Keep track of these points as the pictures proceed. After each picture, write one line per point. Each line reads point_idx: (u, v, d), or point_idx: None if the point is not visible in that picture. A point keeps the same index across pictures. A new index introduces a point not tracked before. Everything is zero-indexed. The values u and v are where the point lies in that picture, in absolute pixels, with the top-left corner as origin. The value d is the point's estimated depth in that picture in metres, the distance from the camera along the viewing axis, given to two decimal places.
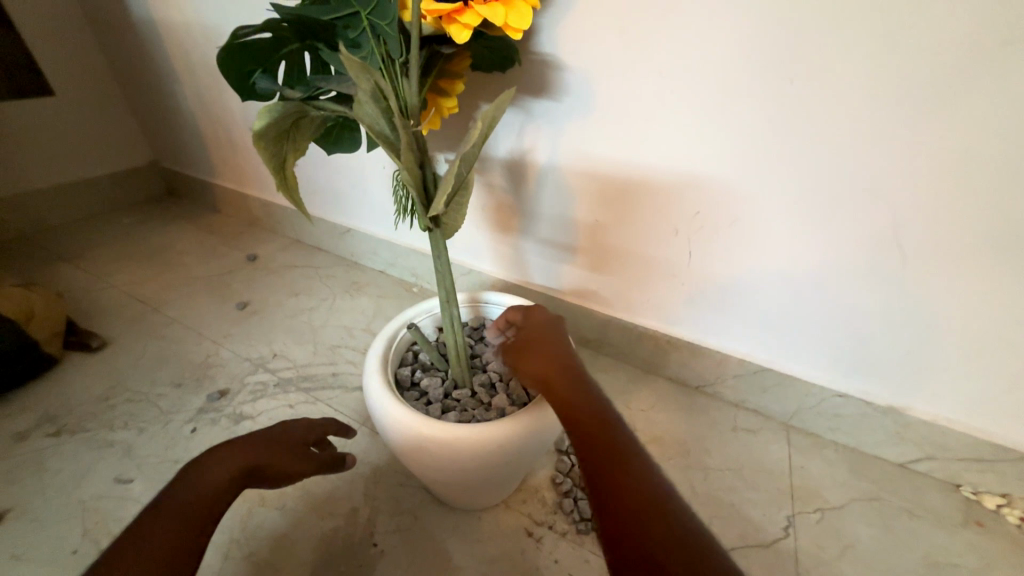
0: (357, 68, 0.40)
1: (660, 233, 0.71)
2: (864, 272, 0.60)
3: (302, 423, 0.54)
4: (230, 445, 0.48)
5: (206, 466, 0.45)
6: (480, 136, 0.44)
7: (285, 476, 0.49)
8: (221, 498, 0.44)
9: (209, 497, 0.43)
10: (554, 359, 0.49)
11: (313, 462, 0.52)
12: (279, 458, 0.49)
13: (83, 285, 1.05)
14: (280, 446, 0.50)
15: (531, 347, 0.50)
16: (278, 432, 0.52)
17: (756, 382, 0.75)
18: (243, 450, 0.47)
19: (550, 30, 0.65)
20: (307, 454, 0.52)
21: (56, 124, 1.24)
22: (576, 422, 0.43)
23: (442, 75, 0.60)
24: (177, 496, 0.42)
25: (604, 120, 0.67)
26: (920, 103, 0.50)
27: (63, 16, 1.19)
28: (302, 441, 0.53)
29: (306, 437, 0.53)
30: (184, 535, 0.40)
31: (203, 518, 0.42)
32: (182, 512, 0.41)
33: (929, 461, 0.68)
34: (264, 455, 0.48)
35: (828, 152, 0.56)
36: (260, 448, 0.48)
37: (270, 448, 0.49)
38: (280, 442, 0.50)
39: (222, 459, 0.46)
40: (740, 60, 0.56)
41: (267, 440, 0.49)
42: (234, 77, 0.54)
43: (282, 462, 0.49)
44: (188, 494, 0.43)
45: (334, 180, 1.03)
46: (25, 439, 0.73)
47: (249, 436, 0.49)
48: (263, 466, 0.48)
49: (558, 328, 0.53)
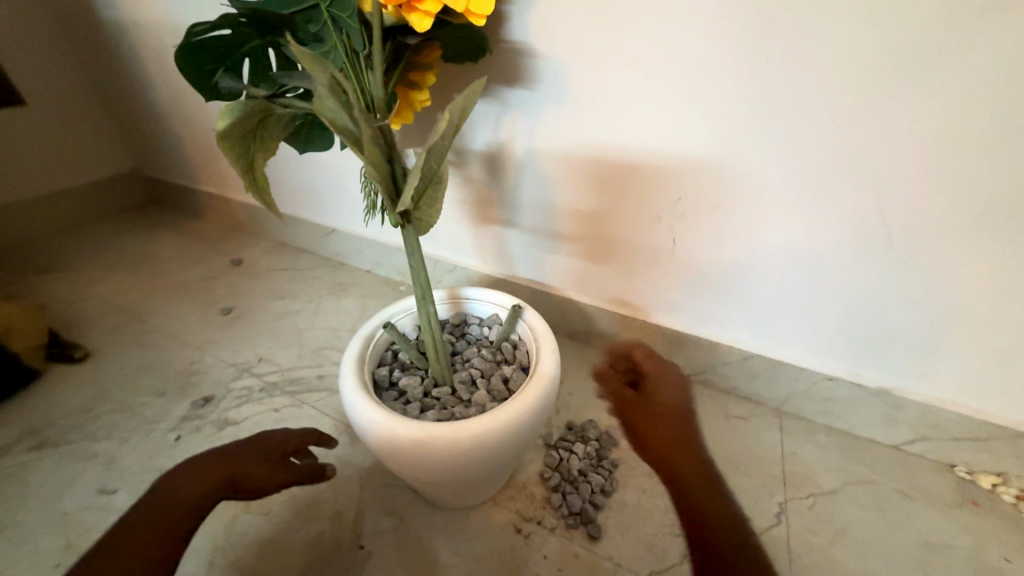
0: (311, 60, 0.39)
1: (643, 220, 0.70)
2: (850, 252, 0.59)
3: (281, 431, 0.51)
4: (203, 459, 0.47)
5: (175, 486, 0.44)
6: (449, 128, 0.43)
7: (258, 488, 0.47)
8: (188, 518, 0.43)
9: (173, 519, 0.42)
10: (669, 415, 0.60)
11: (292, 470, 0.48)
12: (250, 470, 0.47)
13: (65, 296, 1.04)
14: (253, 458, 0.48)
15: (642, 398, 0.61)
16: (252, 443, 0.49)
17: (745, 368, 0.74)
18: (216, 463, 0.46)
19: (521, 17, 0.63)
20: (282, 464, 0.48)
21: (32, 134, 1.23)
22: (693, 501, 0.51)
23: (411, 67, 0.59)
24: (145, 518, 0.42)
25: (580, 106, 0.66)
26: (898, 75, 0.49)
27: (33, 22, 1.17)
28: (279, 450, 0.50)
29: (283, 445, 0.50)
30: (150, 557, 0.40)
31: (167, 540, 0.41)
32: (146, 535, 0.41)
33: (923, 441, 0.67)
34: (234, 469, 0.46)
35: (806, 131, 0.55)
36: (230, 463, 0.47)
37: (240, 462, 0.47)
38: (251, 454, 0.48)
39: (189, 478, 0.45)
40: (712, 38, 0.54)
41: (238, 454, 0.48)
42: (195, 78, 0.53)
43: (251, 475, 0.46)
44: (154, 516, 0.42)
45: (315, 180, 1.02)
46: (7, 454, 0.72)
47: (223, 446, 0.49)
48: (232, 481, 0.46)
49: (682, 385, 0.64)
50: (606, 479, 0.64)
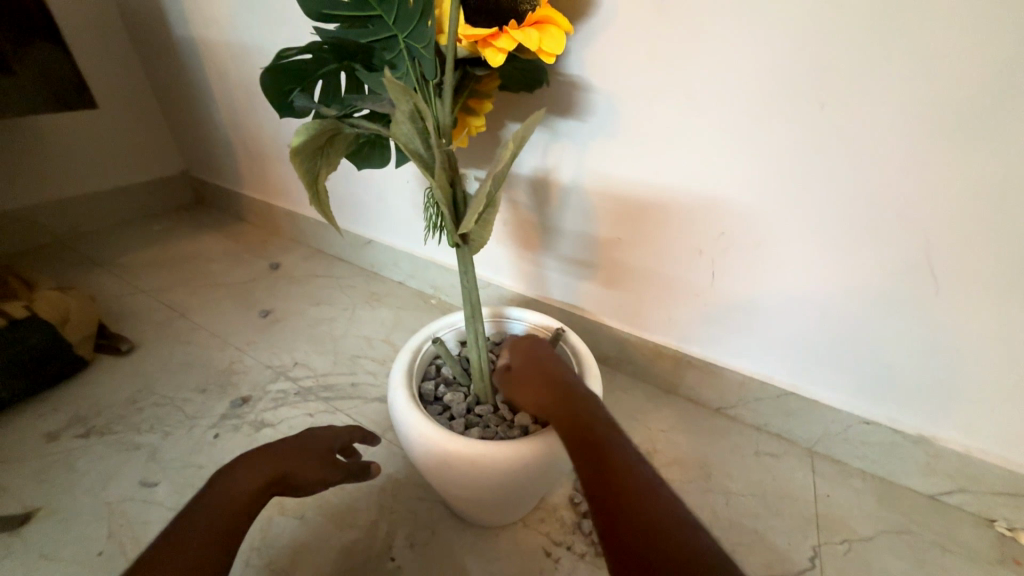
0: (399, 91, 0.42)
1: (683, 253, 0.71)
2: (895, 299, 0.59)
3: (329, 429, 0.55)
4: (257, 455, 0.48)
5: (233, 478, 0.45)
6: (512, 157, 0.45)
7: (313, 485, 0.50)
8: (248, 507, 0.44)
9: (236, 508, 0.43)
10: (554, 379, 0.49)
11: (343, 470, 0.53)
12: (306, 466, 0.50)
13: (113, 289, 1.09)
14: (308, 453, 0.51)
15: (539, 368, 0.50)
16: (304, 440, 0.52)
17: (779, 405, 0.74)
18: (271, 459, 0.48)
19: (579, 52, 0.66)
20: (334, 463, 0.53)
21: (95, 135, 1.30)
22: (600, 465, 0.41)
23: (471, 94, 0.62)
24: (206, 507, 0.43)
25: (628, 139, 0.68)
26: (952, 130, 0.50)
27: (107, 31, 1.25)
28: (330, 447, 0.54)
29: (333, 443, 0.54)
30: (214, 542, 0.41)
31: (231, 526, 0.42)
32: (211, 522, 0.42)
33: (962, 494, 0.66)
34: (291, 466, 0.49)
35: (856, 176, 0.56)
36: (287, 458, 0.49)
37: (295, 458, 0.50)
38: (305, 451, 0.51)
39: (248, 471, 0.46)
40: (767, 83, 0.56)
41: (293, 450, 0.50)
42: (274, 96, 0.57)
43: (308, 472, 0.50)
44: (214, 506, 0.43)
45: (358, 193, 1.06)
46: (55, 439, 0.75)
47: (275, 445, 0.50)
48: (291, 476, 0.48)
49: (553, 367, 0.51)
50: None
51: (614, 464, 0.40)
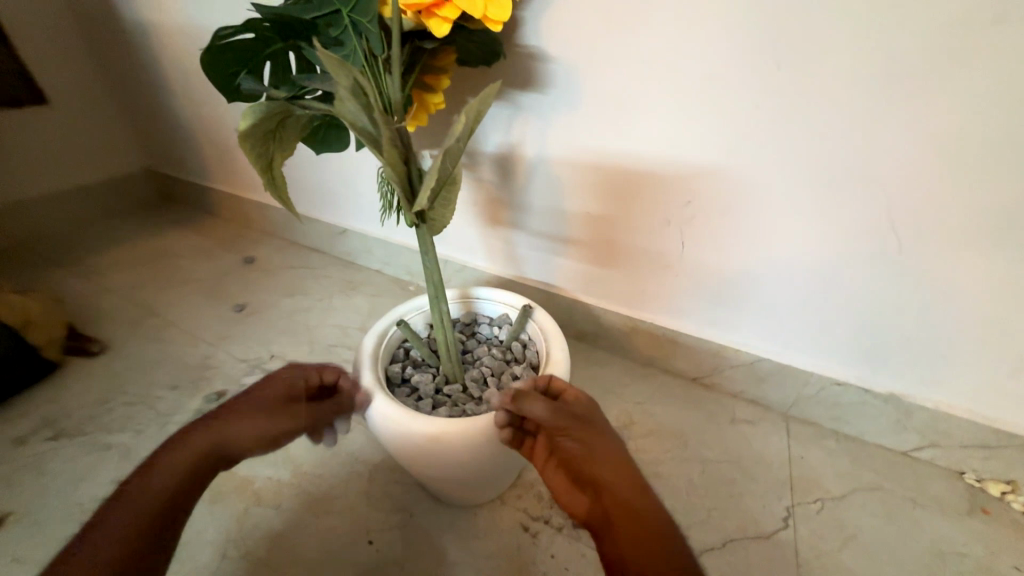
0: (335, 65, 0.41)
1: (652, 225, 0.71)
2: (859, 259, 0.59)
3: (283, 378, 0.58)
4: (202, 425, 0.54)
5: (180, 450, 0.52)
6: (465, 131, 0.43)
7: (278, 435, 0.57)
8: (202, 470, 0.52)
9: (176, 479, 0.50)
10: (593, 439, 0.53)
11: (308, 414, 0.58)
12: (260, 424, 0.55)
13: (81, 291, 1.07)
14: (259, 412, 0.55)
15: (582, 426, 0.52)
16: (256, 399, 0.56)
17: (753, 372, 0.74)
18: (213, 431, 0.53)
19: (535, 23, 0.64)
20: (294, 412, 0.57)
21: (52, 133, 1.26)
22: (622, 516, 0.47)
23: (426, 70, 0.60)
24: (152, 475, 0.50)
25: (590, 110, 0.67)
26: (908, 82, 0.49)
27: (56, 22, 1.20)
28: (285, 397, 0.57)
29: (286, 395, 0.57)
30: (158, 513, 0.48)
31: (170, 499, 0.49)
32: (158, 491, 0.49)
33: (932, 449, 0.67)
34: (242, 430, 0.54)
35: (817, 137, 0.55)
36: (235, 424, 0.54)
37: (247, 422, 0.55)
38: (257, 411, 0.55)
39: (194, 442, 0.52)
40: (722, 46, 0.55)
41: (245, 412, 0.55)
42: (219, 79, 0.55)
43: (261, 431, 0.55)
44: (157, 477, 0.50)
45: (327, 181, 1.04)
46: (25, 444, 0.74)
47: (221, 412, 0.55)
48: (246, 437, 0.55)
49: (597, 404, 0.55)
50: None
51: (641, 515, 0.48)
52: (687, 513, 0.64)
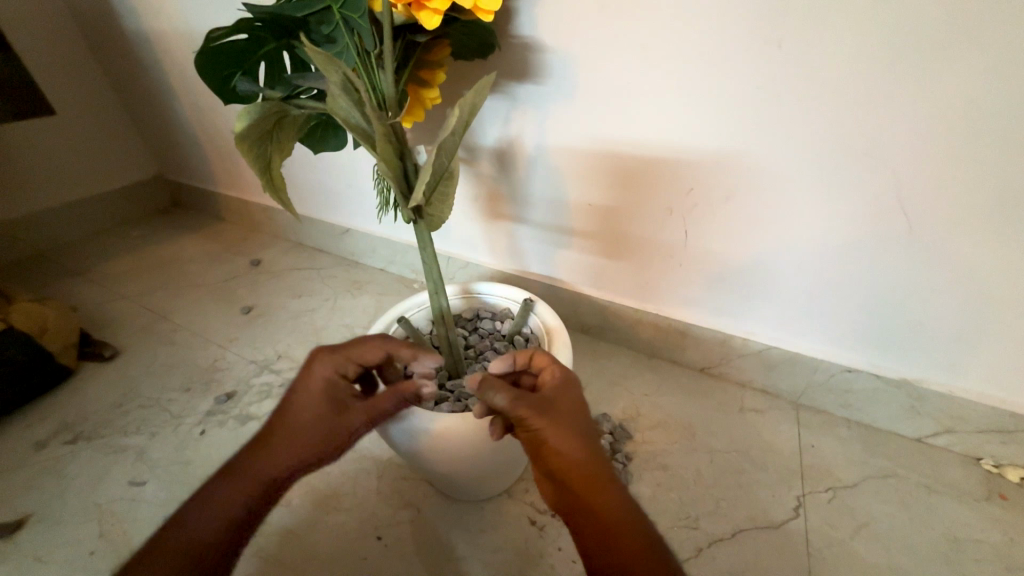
0: (324, 61, 0.40)
1: (655, 213, 0.70)
2: (868, 242, 0.58)
3: (321, 376, 0.48)
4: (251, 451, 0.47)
5: (228, 479, 0.45)
6: (459, 125, 0.42)
7: (339, 442, 0.48)
8: (261, 495, 0.46)
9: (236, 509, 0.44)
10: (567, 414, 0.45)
11: (367, 408, 0.48)
12: (310, 434, 0.47)
13: (95, 297, 1.09)
14: (306, 420, 0.47)
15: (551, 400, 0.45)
16: (299, 406, 0.48)
17: (762, 361, 0.73)
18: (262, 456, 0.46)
19: (529, 12, 0.63)
20: (348, 411, 0.48)
21: (61, 143, 1.28)
22: (592, 512, 0.40)
23: (421, 65, 0.59)
24: (209, 508, 0.44)
25: (588, 99, 0.66)
26: (915, 56, 0.47)
27: (60, 33, 1.22)
28: (332, 397, 0.48)
29: (333, 395, 0.48)
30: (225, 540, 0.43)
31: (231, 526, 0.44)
32: (216, 523, 0.43)
33: (948, 435, 0.65)
34: (291, 445, 0.47)
35: (822, 118, 0.54)
36: (283, 441, 0.46)
37: (295, 436, 0.47)
38: (305, 421, 0.47)
39: (243, 469, 0.46)
40: (721, 27, 0.54)
41: (293, 424, 0.47)
42: (215, 82, 0.55)
43: (316, 443, 0.47)
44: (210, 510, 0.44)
45: (330, 181, 1.04)
46: (44, 447, 0.76)
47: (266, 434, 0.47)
48: (299, 453, 0.46)
49: (572, 380, 0.47)
50: (621, 471, 0.67)
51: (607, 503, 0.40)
52: (696, 504, 0.63)
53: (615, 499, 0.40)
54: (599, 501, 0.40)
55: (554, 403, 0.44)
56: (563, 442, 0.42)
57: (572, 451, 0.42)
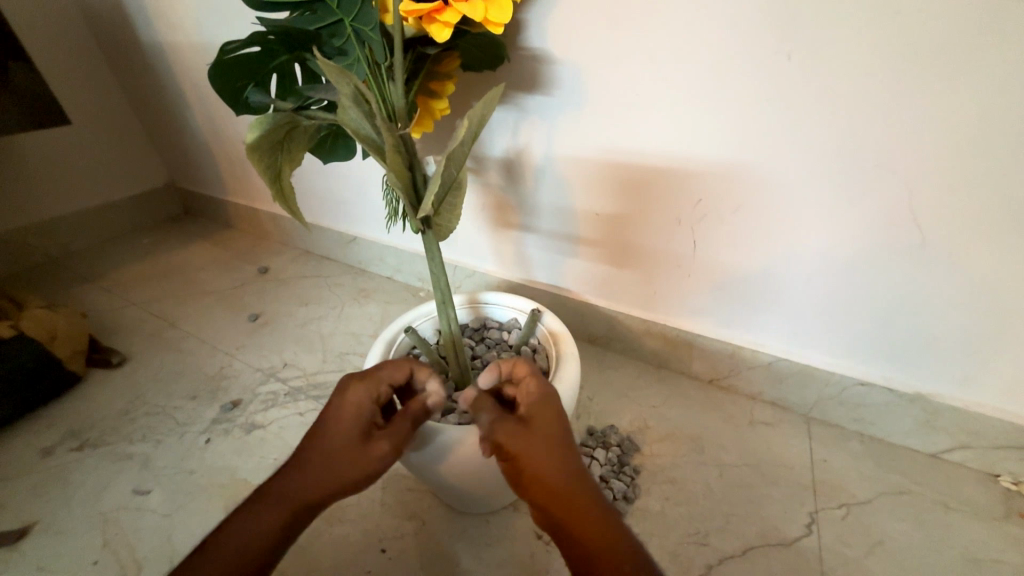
0: (335, 73, 0.41)
1: (663, 224, 0.70)
2: (879, 254, 0.57)
3: (354, 401, 0.48)
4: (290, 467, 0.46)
5: (261, 506, 0.44)
6: (468, 135, 0.42)
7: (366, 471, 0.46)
8: (294, 522, 0.44)
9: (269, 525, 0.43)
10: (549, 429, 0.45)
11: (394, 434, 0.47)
12: (342, 459, 0.46)
13: (105, 304, 1.10)
14: (339, 444, 0.46)
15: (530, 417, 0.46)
16: (331, 430, 0.47)
17: (772, 373, 0.72)
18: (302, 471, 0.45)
19: (538, 24, 0.64)
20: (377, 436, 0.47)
21: (75, 152, 1.30)
22: (571, 534, 0.39)
23: (430, 77, 0.59)
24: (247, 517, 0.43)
25: (595, 110, 0.66)
26: (926, 69, 0.47)
27: (76, 44, 1.25)
28: (363, 422, 0.48)
29: (363, 420, 0.48)
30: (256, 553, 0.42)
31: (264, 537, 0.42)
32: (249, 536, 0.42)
33: (964, 450, 0.64)
34: (324, 470, 0.45)
35: (833, 130, 0.54)
36: (318, 461, 0.46)
37: (327, 461, 0.46)
38: (337, 445, 0.46)
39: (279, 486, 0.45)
40: (730, 39, 0.54)
41: (326, 442, 0.46)
42: (228, 93, 0.55)
43: (345, 469, 0.46)
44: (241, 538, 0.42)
45: (338, 190, 1.05)
46: (51, 454, 0.76)
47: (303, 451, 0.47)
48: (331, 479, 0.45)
49: (549, 396, 0.47)
50: (629, 486, 0.65)
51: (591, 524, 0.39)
52: (706, 519, 0.62)
53: (594, 517, 0.39)
54: (584, 523, 0.39)
55: (528, 422, 0.45)
56: (536, 463, 0.42)
57: (546, 470, 0.42)
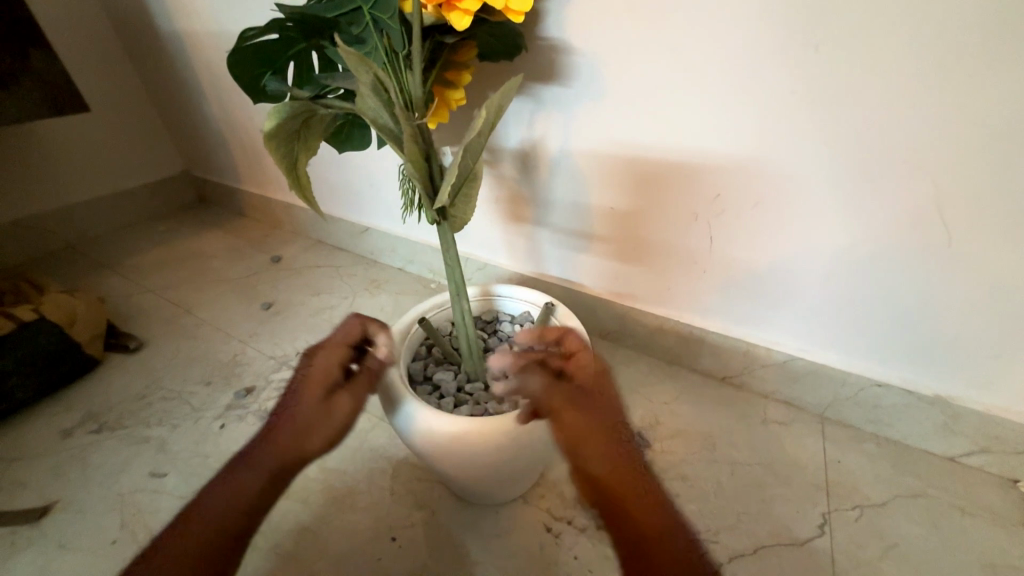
0: (355, 61, 0.40)
1: (679, 219, 0.69)
2: (903, 253, 0.56)
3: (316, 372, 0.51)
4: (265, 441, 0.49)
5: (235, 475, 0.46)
6: (486, 125, 0.42)
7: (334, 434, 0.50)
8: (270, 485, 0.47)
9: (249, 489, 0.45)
10: (608, 409, 0.48)
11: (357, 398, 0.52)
12: (312, 420, 0.50)
13: (122, 290, 1.11)
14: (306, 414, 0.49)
15: (590, 392, 0.48)
16: (299, 396, 0.51)
17: (787, 372, 0.71)
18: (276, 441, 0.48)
19: (557, 14, 0.63)
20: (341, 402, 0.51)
21: (93, 139, 1.31)
22: (623, 508, 0.42)
23: (447, 66, 0.59)
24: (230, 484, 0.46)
25: (614, 103, 0.65)
26: (962, 63, 0.46)
27: (97, 33, 1.26)
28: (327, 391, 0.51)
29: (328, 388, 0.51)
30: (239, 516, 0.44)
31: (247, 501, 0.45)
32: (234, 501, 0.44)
33: (984, 455, 0.63)
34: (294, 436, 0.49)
35: (859, 125, 0.52)
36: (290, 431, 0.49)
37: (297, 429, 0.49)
38: (310, 409, 0.50)
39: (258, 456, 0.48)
40: (755, 31, 0.53)
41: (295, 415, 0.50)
42: (246, 81, 0.55)
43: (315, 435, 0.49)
44: (229, 494, 0.45)
45: (351, 181, 1.05)
46: (70, 436, 0.78)
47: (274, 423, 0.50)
48: (303, 438, 0.49)
49: (605, 377, 0.50)
50: None
51: (643, 505, 0.42)
52: (716, 517, 0.62)
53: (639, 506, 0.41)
54: (635, 501, 0.42)
55: (588, 395, 0.48)
56: (601, 437, 0.45)
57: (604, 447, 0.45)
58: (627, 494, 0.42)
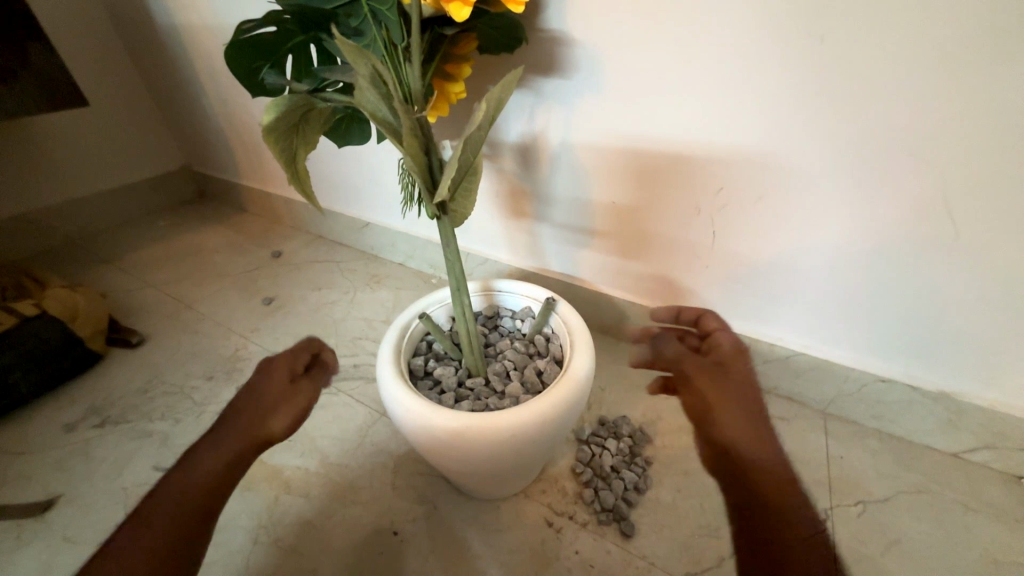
0: (353, 53, 0.39)
1: (682, 213, 0.68)
2: (909, 248, 0.55)
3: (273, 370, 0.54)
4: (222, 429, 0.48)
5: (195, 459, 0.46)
6: (485, 118, 0.41)
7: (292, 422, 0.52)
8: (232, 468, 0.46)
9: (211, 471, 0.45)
10: (746, 389, 0.47)
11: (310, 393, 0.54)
12: (271, 405, 0.51)
13: (124, 285, 1.12)
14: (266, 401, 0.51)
15: (723, 367, 0.49)
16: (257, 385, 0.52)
17: (789, 367, 0.71)
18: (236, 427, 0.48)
19: (558, 5, 0.62)
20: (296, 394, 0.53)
21: (93, 134, 1.31)
22: (751, 479, 0.43)
23: (447, 59, 0.58)
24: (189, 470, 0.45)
25: (616, 95, 0.64)
26: (972, 53, 0.45)
27: (95, 26, 1.25)
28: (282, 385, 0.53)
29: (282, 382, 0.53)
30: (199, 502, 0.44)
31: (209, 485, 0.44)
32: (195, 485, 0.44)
33: (987, 451, 0.62)
34: (256, 417, 0.50)
35: (865, 117, 0.51)
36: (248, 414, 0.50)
37: (257, 412, 0.50)
38: (267, 401, 0.51)
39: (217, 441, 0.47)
40: (760, 20, 0.52)
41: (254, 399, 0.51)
42: (243, 74, 0.55)
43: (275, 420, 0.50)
44: (181, 488, 0.43)
45: (351, 175, 1.04)
46: (74, 430, 0.78)
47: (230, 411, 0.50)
48: (264, 421, 0.50)
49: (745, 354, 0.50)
50: (640, 476, 0.65)
51: (774, 484, 0.42)
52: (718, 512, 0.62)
53: (798, 504, 0.41)
54: (766, 477, 0.42)
55: (722, 369, 0.49)
56: (733, 410, 0.46)
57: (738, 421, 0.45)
58: (760, 469, 0.43)
